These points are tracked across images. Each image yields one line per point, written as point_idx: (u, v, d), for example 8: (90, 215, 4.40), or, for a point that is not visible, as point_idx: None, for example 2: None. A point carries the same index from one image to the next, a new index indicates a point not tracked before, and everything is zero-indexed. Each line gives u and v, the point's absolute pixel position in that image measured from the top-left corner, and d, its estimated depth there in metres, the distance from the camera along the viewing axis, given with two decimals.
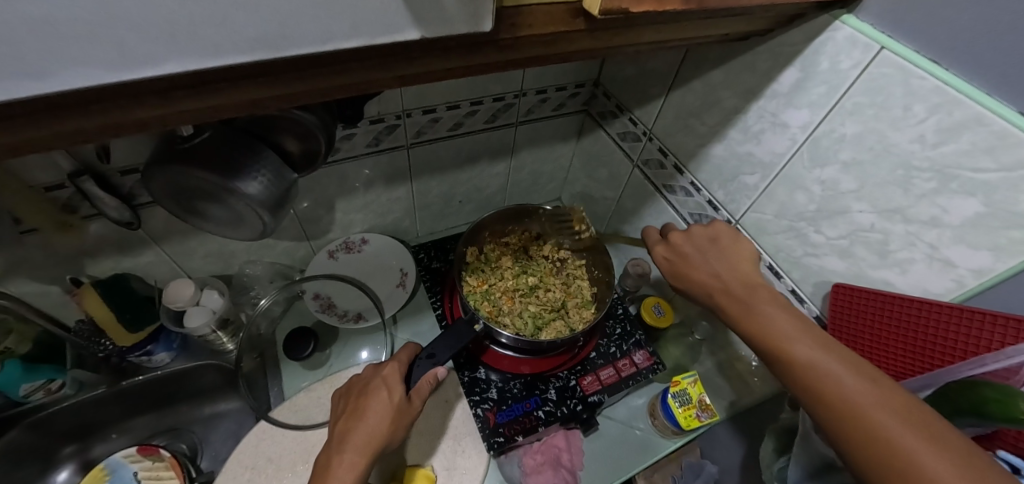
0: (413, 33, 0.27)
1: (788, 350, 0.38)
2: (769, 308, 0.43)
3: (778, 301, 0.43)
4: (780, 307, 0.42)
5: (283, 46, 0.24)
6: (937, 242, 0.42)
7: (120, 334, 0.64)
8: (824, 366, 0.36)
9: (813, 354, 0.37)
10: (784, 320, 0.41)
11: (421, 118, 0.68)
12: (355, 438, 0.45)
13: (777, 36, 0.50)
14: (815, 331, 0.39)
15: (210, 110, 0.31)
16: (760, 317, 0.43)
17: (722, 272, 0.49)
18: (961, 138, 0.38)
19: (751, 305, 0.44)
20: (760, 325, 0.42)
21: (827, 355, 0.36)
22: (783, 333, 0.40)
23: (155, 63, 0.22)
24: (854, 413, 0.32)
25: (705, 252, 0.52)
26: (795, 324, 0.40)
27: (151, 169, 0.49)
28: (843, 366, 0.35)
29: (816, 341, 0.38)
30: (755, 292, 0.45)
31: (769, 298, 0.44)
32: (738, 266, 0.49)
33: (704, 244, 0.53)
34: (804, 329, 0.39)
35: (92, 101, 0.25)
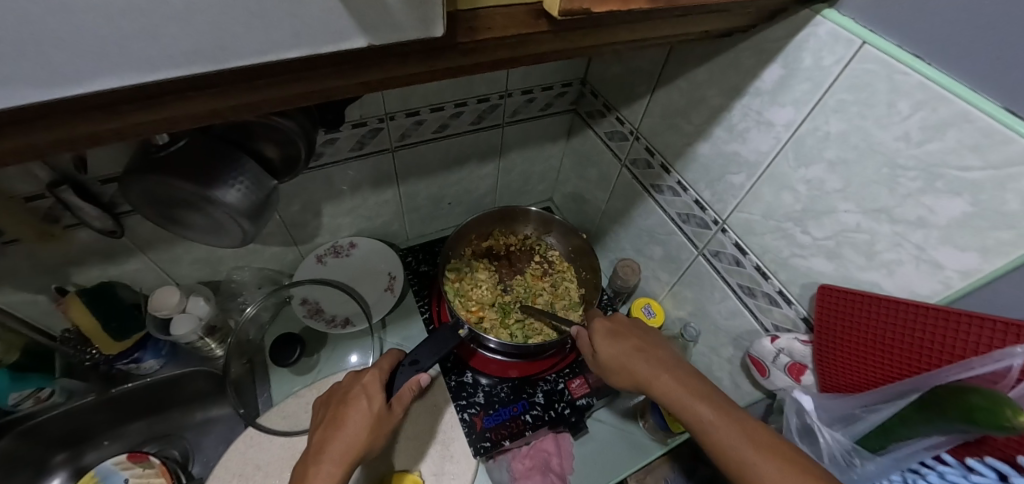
0: (361, 40, 0.26)
1: (724, 451, 0.40)
2: (693, 397, 0.44)
3: (695, 387, 0.45)
4: (698, 396, 0.44)
5: (224, 58, 0.24)
6: (923, 243, 0.41)
7: (106, 343, 0.64)
8: (759, 465, 0.37)
9: (741, 450, 0.38)
10: (707, 411, 0.42)
11: (405, 121, 0.67)
12: (333, 448, 0.45)
13: (760, 32, 0.48)
14: (733, 416, 0.41)
15: (166, 122, 0.30)
16: (686, 410, 0.44)
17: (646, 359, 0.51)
18: (946, 135, 0.37)
19: (675, 397, 0.45)
20: (692, 416, 0.43)
21: (753, 449, 0.38)
22: (715, 428, 0.41)
23: (87, 79, 0.21)
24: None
25: (625, 342, 0.54)
26: (716, 413, 0.42)
27: (128, 180, 0.49)
28: (771, 463, 0.37)
29: (738, 432, 0.40)
30: (676, 381, 0.47)
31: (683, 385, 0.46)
32: (664, 361, 0.50)
33: (623, 337, 0.56)
34: (725, 418, 0.41)
35: (34, 118, 0.24)
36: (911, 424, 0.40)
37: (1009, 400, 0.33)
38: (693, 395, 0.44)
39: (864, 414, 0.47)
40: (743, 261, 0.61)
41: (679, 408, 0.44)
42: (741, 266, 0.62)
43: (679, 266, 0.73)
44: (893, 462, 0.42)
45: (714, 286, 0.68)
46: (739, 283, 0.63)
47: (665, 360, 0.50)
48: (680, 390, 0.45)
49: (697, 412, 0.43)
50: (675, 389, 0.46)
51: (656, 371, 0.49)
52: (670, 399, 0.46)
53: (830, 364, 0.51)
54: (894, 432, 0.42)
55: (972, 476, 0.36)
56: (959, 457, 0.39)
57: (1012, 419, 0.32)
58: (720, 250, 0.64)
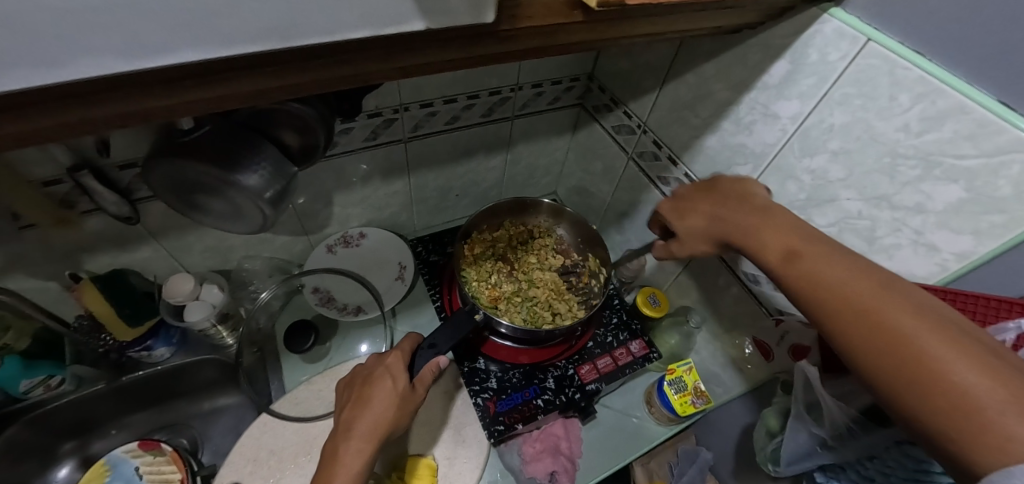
0: (417, 23, 0.27)
1: (850, 309, 0.31)
2: (828, 256, 0.34)
3: (831, 245, 0.35)
4: (834, 254, 0.34)
5: (294, 36, 0.25)
6: (922, 227, 0.44)
7: (119, 330, 0.64)
8: (902, 323, 0.28)
9: (848, 282, 0.32)
10: (841, 273, 0.33)
11: (418, 112, 0.68)
12: (361, 426, 0.46)
13: (767, 29, 0.51)
14: (881, 275, 0.32)
15: (215, 101, 0.31)
16: (806, 269, 0.35)
17: (753, 222, 0.42)
18: (944, 125, 0.39)
19: (798, 260, 0.35)
20: (796, 248, 0.36)
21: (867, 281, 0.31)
22: (848, 285, 0.32)
23: (168, 52, 0.22)
24: (933, 374, 0.25)
25: (721, 210, 0.46)
26: (853, 267, 0.32)
27: (152, 163, 0.49)
28: (928, 328, 0.27)
29: (854, 269, 0.32)
30: (806, 241, 0.36)
31: (790, 228, 0.39)
32: (754, 211, 0.43)
33: (726, 202, 0.46)
34: (875, 281, 0.31)
35: (102, 91, 0.25)
36: None
37: None
38: (827, 247, 0.35)
39: None
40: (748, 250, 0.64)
41: (789, 267, 0.36)
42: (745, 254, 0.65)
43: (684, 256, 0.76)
44: None
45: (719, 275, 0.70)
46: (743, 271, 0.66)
47: (785, 219, 0.40)
48: (805, 248, 0.36)
49: (821, 271, 0.34)
50: (797, 246, 0.36)
51: (773, 230, 0.39)
52: (782, 258, 0.37)
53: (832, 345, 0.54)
54: None
55: None
56: None
57: None
58: None
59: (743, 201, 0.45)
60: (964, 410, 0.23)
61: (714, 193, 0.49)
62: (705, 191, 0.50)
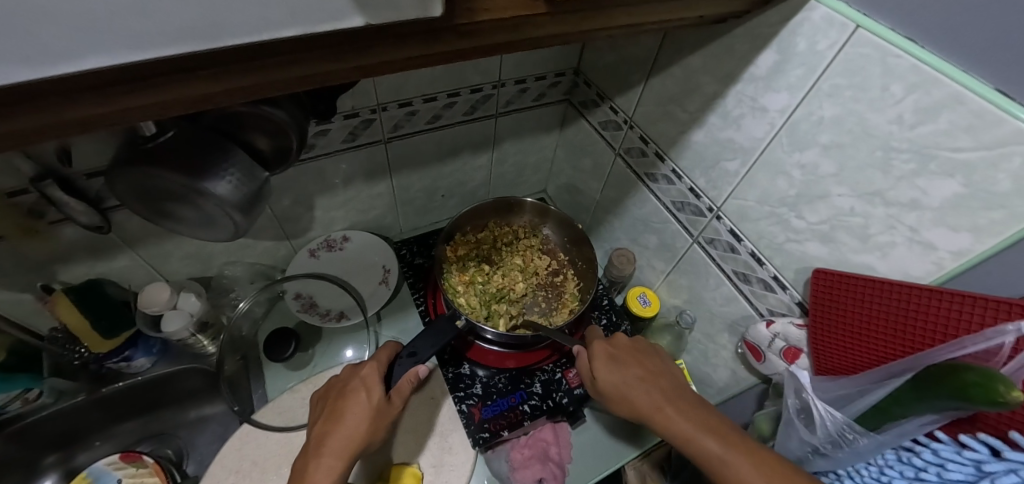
0: (357, 19, 0.25)
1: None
2: (699, 432, 0.45)
3: (721, 425, 0.45)
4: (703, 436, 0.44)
5: (217, 36, 0.23)
6: (917, 224, 0.42)
7: (95, 341, 0.63)
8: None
9: (735, 465, 0.40)
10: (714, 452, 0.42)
11: (397, 112, 0.66)
12: (334, 441, 0.44)
13: (754, 17, 0.48)
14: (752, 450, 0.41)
15: (156, 107, 0.30)
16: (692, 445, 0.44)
17: (649, 395, 0.51)
18: (939, 117, 0.37)
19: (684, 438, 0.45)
20: (691, 436, 0.45)
21: (747, 462, 0.40)
22: (720, 464, 0.41)
23: (76, 58, 0.21)
24: None
25: (626, 373, 0.54)
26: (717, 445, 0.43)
27: (116, 172, 0.48)
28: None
29: (735, 452, 0.41)
30: (684, 423, 0.46)
31: (683, 409, 0.47)
32: (668, 385, 0.51)
33: (625, 367, 0.55)
34: (734, 452, 0.41)
35: (21, 100, 0.23)
36: (906, 403, 0.41)
37: (1002, 376, 0.34)
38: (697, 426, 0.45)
39: (860, 395, 0.47)
40: (738, 248, 0.61)
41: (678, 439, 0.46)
42: (736, 253, 0.62)
43: (674, 254, 0.74)
44: (889, 440, 0.43)
45: (709, 274, 0.68)
46: (734, 269, 0.64)
47: (677, 399, 0.49)
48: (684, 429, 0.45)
49: (715, 456, 0.42)
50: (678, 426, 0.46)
51: (661, 405, 0.49)
52: (685, 441, 0.45)
53: (824, 346, 0.52)
54: (892, 411, 0.42)
55: (966, 452, 0.37)
56: (951, 434, 0.40)
57: (1006, 395, 0.33)
58: (715, 237, 0.65)
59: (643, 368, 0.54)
60: None
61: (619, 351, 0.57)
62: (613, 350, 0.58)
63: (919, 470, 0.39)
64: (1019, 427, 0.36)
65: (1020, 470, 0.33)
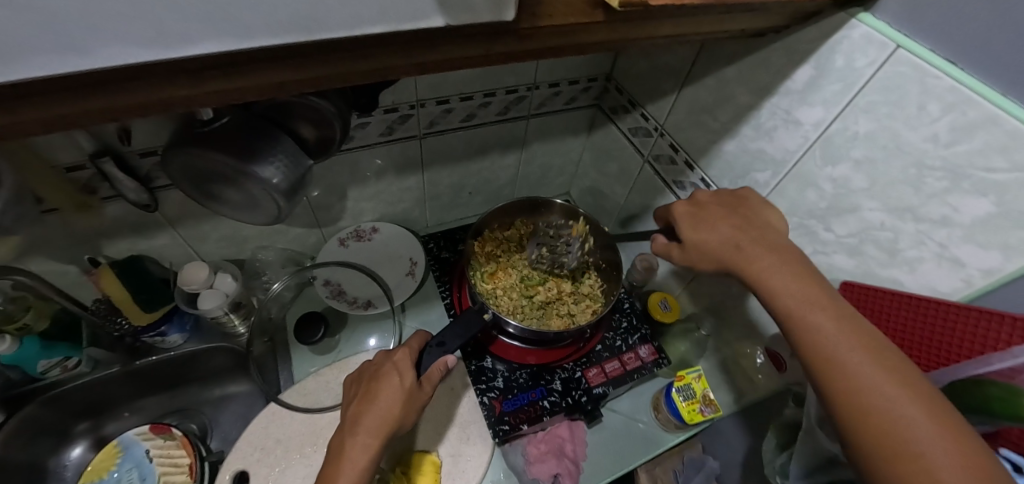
0: (437, 19, 0.27)
1: (822, 341, 0.35)
2: (795, 288, 0.39)
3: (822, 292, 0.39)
4: (816, 293, 0.38)
5: (313, 30, 0.25)
6: (946, 241, 0.43)
7: (135, 314, 0.66)
8: (868, 372, 0.33)
9: (828, 333, 0.35)
10: (822, 312, 0.37)
11: (435, 108, 0.69)
12: (368, 420, 0.46)
13: (793, 32, 0.50)
14: (866, 332, 0.35)
15: (234, 92, 0.32)
16: (832, 339, 0.35)
17: (738, 245, 0.44)
18: (974, 137, 0.38)
19: (773, 286, 0.40)
20: (768, 284, 0.41)
21: (846, 334, 0.35)
22: (819, 328, 0.36)
23: (189, 44, 0.23)
24: (904, 454, 0.29)
25: (731, 217, 0.47)
26: (845, 320, 0.36)
27: (172, 152, 0.50)
28: (894, 382, 0.32)
29: (836, 319, 0.36)
30: (784, 273, 0.40)
31: (784, 263, 0.41)
32: (752, 235, 0.45)
33: (737, 212, 0.48)
34: (840, 323, 0.36)
35: (130, 77, 0.25)
36: None
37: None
38: (838, 318, 0.36)
39: None
40: None
41: (803, 326, 0.37)
42: None
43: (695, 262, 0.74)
44: None
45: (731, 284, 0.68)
46: None
47: (765, 247, 0.43)
48: (785, 279, 0.40)
49: (810, 312, 0.37)
50: (805, 301, 0.38)
51: (746, 251, 0.43)
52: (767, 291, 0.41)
53: None
54: None
55: None
56: None
57: None
58: None
59: (765, 227, 0.46)
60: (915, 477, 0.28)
61: (748, 216, 0.47)
62: (718, 207, 0.49)
63: None
64: None
65: None
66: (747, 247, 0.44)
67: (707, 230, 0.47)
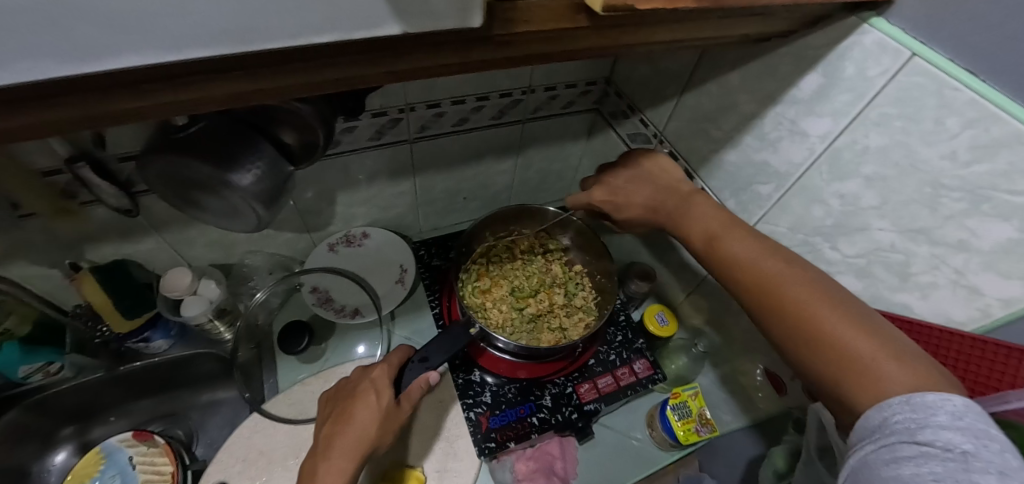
0: (395, 27, 0.25)
1: (739, 263, 0.41)
2: (717, 227, 0.45)
3: (735, 226, 0.45)
4: (733, 228, 0.44)
5: (252, 40, 0.22)
6: (963, 267, 0.40)
7: (117, 321, 0.64)
8: (779, 277, 0.38)
9: (746, 256, 0.41)
10: (739, 239, 0.43)
11: (425, 113, 0.66)
12: (342, 442, 0.44)
13: (800, 38, 0.46)
14: (774, 248, 0.41)
15: (189, 103, 0.29)
16: (751, 260, 0.40)
17: (672, 206, 0.51)
18: (997, 156, 0.35)
19: (704, 229, 0.46)
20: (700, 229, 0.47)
21: (757, 252, 0.41)
22: (739, 253, 0.42)
23: (115, 55, 0.20)
24: (819, 337, 0.34)
25: (645, 186, 0.54)
26: (756, 241, 0.42)
27: (148, 159, 0.48)
28: (798, 279, 0.37)
29: (749, 242, 0.42)
30: (710, 216, 0.47)
31: (708, 211, 0.48)
32: (676, 197, 0.52)
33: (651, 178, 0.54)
34: (753, 245, 0.41)
35: (56, 92, 0.23)
36: None
37: None
38: (753, 242, 0.42)
39: None
40: None
41: (729, 257, 0.42)
42: None
43: (696, 274, 0.69)
44: None
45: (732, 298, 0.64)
46: None
47: (688, 205, 0.50)
48: (710, 223, 0.46)
49: (730, 245, 0.43)
50: (726, 235, 0.44)
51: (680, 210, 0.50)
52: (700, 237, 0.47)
53: None
54: None
55: None
56: None
57: None
58: None
59: (678, 186, 0.52)
60: (828, 355, 0.33)
61: (663, 173, 0.54)
62: (638, 173, 0.56)
63: None
64: None
65: None
66: (675, 206, 0.51)
67: (641, 197, 0.55)
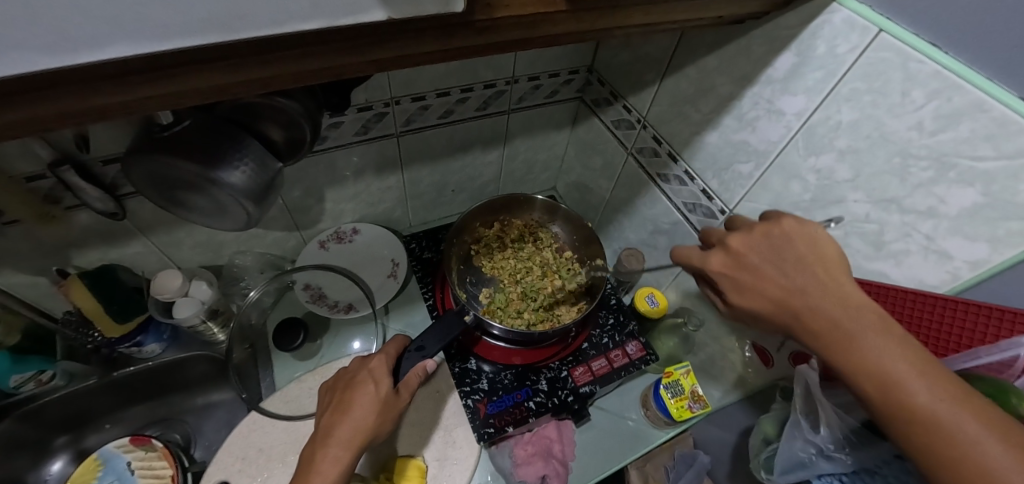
0: (378, 13, 0.25)
1: (935, 432, 0.27)
2: (899, 359, 0.30)
3: (929, 365, 0.29)
4: (924, 365, 0.29)
5: (237, 28, 0.23)
6: (933, 233, 0.41)
7: (108, 326, 0.64)
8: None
9: (957, 425, 0.27)
10: (937, 392, 0.28)
11: (410, 106, 0.66)
12: (341, 431, 0.45)
13: (773, 19, 0.48)
14: (1004, 422, 0.26)
15: (174, 97, 0.29)
16: (964, 432, 0.26)
17: (807, 296, 0.35)
18: (960, 125, 0.37)
19: (865, 353, 0.31)
20: (852, 351, 0.32)
21: (978, 425, 0.26)
22: (941, 418, 0.27)
23: (99, 46, 0.20)
24: None
25: (769, 254, 0.38)
26: (964, 402, 0.27)
27: (133, 160, 0.48)
28: None
29: (952, 402, 0.28)
30: (881, 336, 0.31)
31: (875, 323, 0.32)
32: (814, 279, 0.35)
33: (778, 248, 0.37)
34: (967, 412, 0.27)
35: (41, 87, 0.23)
36: None
37: (1016, 390, 0.34)
38: (985, 423, 0.26)
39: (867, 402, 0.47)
40: None
41: (920, 417, 0.28)
42: None
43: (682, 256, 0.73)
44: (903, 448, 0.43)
45: None
46: None
47: (845, 299, 0.33)
48: (879, 344, 0.31)
49: (921, 397, 0.28)
50: (912, 376, 0.29)
51: (821, 309, 0.34)
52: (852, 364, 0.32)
53: None
54: None
55: None
56: None
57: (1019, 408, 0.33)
58: None
59: (828, 262, 0.36)
60: None
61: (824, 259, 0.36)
62: (773, 246, 0.38)
63: None
64: None
65: None
66: (836, 316, 0.33)
67: (772, 278, 0.37)
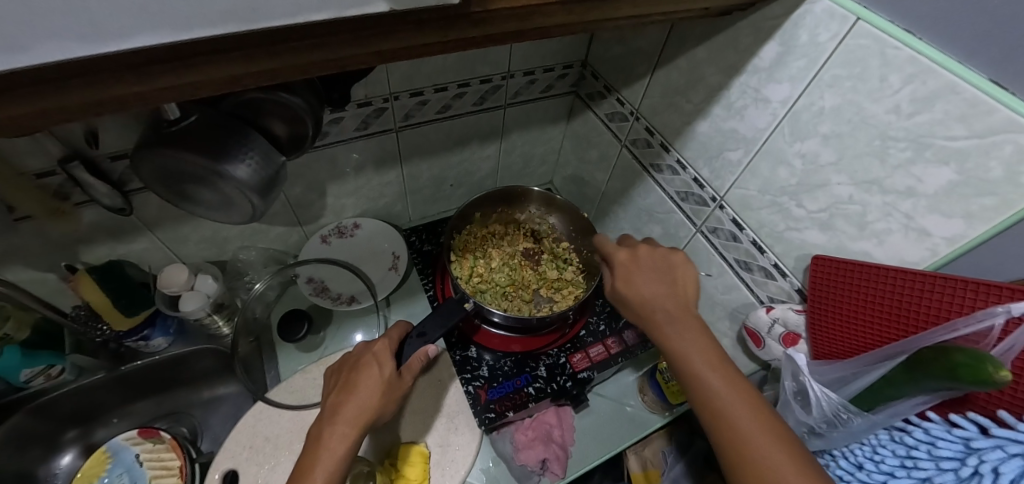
0: (382, 5, 0.27)
1: (716, 401, 0.40)
2: (700, 345, 0.44)
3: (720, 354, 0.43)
4: (717, 354, 0.43)
5: (255, 18, 0.25)
6: (912, 212, 0.43)
7: (115, 319, 0.65)
8: (738, 418, 0.38)
9: (717, 388, 0.41)
10: (718, 364, 0.43)
11: (408, 101, 0.68)
12: (347, 410, 0.46)
13: (758, 10, 0.50)
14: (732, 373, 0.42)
15: (188, 88, 0.31)
16: (726, 399, 0.40)
17: (669, 302, 0.49)
18: (935, 107, 0.38)
19: (692, 345, 0.44)
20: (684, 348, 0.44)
21: (730, 386, 0.41)
22: (711, 383, 0.41)
23: (128, 36, 0.22)
24: None
25: (659, 270, 0.52)
26: (725, 372, 0.42)
27: (141, 154, 0.49)
28: (753, 416, 0.38)
29: (723, 376, 0.41)
30: (704, 335, 0.45)
31: (697, 329, 0.46)
32: (667, 287, 0.50)
33: (654, 261, 0.53)
34: (732, 385, 0.40)
35: (71, 76, 0.25)
36: (900, 385, 0.42)
37: (992, 358, 0.34)
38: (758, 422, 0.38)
39: (854, 377, 0.49)
40: (740, 237, 0.63)
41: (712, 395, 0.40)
42: (738, 241, 0.64)
43: (678, 244, 0.76)
44: (881, 419, 0.44)
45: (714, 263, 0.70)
46: (736, 257, 0.66)
47: (678, 291, 0.50)
48: (692, 334, 0.45)
49: (705, 373, 0.42)
50: (701, 356, 0.43)
51: (661, 304, 0.49)
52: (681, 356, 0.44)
53: (821, 332, 0.54)
54: (886, 392, 0.43)
55: (956, 430, 0.38)
56: (942, 414, 0.41)
57: (994, 375, 0.33)
58: (718, 226, 0.67)
59: (683, 282, 0.51)
60: None
61: (677, 280, 0.51)
62: (659, 267, 0.53)
63: (909, 448, 0.41)
64: (1007, 407, 0.37)
65: (1005, 446, 0.34)
66: (678, 318, 0.47)
67: (648, 288, 0.51)
